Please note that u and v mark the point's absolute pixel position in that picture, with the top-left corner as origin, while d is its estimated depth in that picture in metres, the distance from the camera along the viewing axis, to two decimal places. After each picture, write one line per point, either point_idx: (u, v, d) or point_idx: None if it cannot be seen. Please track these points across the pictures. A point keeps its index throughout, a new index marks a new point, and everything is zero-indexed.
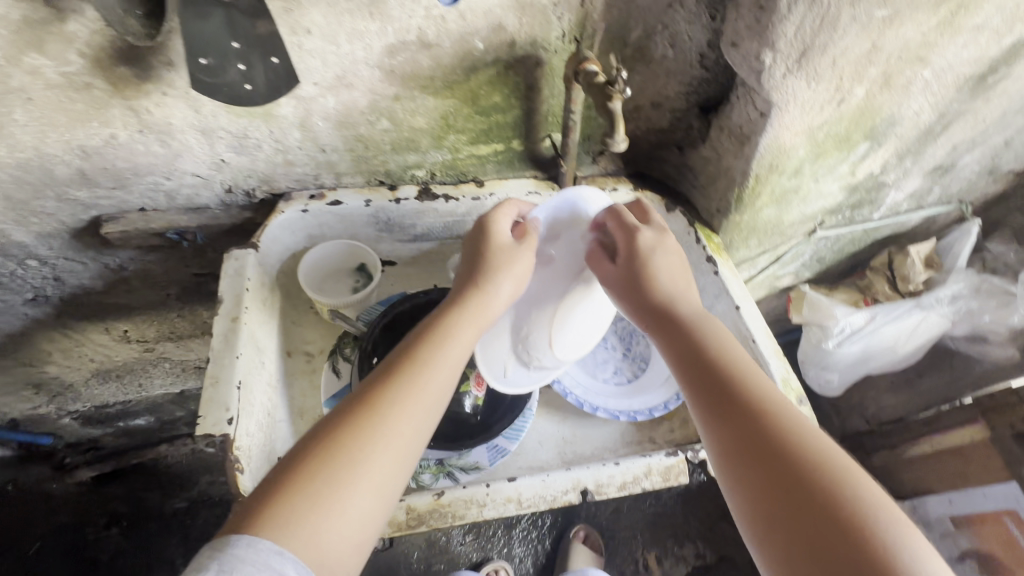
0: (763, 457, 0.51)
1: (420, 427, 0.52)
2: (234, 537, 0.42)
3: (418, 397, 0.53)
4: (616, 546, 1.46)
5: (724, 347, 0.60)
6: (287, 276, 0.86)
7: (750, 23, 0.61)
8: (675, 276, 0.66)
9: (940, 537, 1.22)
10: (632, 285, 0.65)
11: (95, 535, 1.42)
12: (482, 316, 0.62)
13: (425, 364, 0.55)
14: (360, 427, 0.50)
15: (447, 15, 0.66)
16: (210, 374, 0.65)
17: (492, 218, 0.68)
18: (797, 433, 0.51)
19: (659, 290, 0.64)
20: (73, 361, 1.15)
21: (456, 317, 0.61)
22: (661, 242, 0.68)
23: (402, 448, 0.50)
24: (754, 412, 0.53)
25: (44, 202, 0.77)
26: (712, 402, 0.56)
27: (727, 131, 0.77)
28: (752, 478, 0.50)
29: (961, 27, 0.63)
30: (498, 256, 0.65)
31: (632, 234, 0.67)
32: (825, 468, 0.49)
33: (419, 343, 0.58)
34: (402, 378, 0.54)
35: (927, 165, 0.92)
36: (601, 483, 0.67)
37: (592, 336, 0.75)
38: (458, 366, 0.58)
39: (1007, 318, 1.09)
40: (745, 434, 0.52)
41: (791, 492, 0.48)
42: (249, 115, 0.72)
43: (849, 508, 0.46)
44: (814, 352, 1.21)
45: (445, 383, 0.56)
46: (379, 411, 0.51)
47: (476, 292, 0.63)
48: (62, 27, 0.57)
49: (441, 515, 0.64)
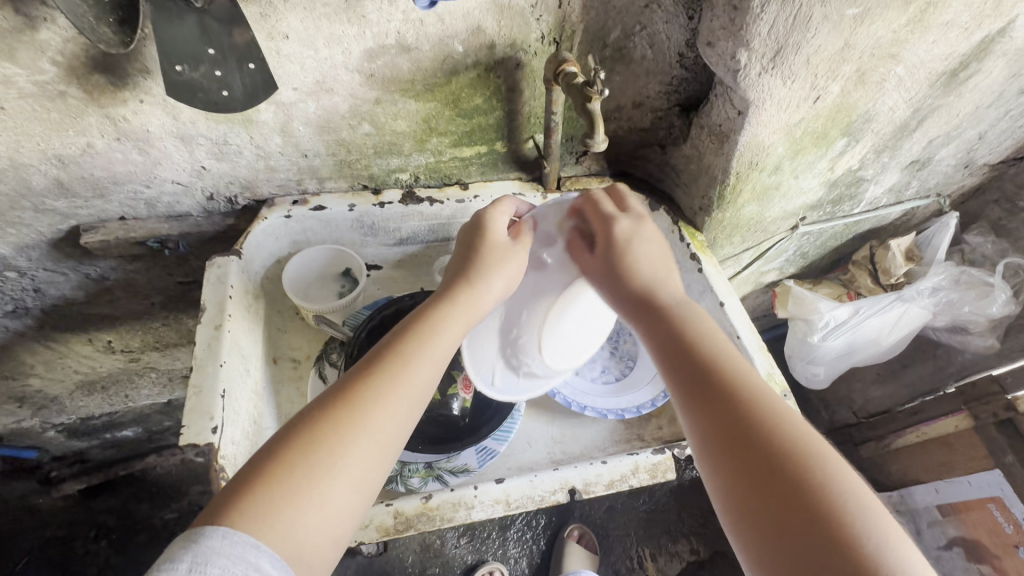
0: (740, 441, 0.49)
1: (403, 421, 0.52)
2: (204, 528, 0.41)
3: (403, 389, 0.53)
4: (610, 544, 1.47)
5: (704, 332, 0.59)
6: (271, 282, 0.86)
7: (725, 23, 0.62)
8: (654, 264, 0.65)
9: (927, 526, 1.24)
10: (609, 274, 0.64)
11: (84, 548, 1.40)
12: (471, 312, 0.62)
13: (411, 357, 0.55)
14: (340, 421, 0.49)
15: (425, 18, 0.66)
16: (193, 383, 0.64)
17: (489, 215, 0.68)
18: (775, 415, 0.50)
19: (636, 279, 0.63)
20: (56, 373, 1.13)
21: (445, 310, 0.60)
22: (638, 232, 0.67)
23: (383, 443, 0.50)
24: (731, 395, 0.52)
25: (22, 212, 0.76)
26: (689, 389, 0.54)
27: (706, 130, 0.78)
28: (728, 465, 0.49)
29: (931, 24, 0.64)
30: (490, 254, 0.65)
31: (607, 226, 0.66)
32: (805, 447, 0.47)
33: (406, 336, 0.57)
34: (387, 374, 0.53)
35: (904, 160, 0.93)
36: (589, 482, 0.67)
37: (583, 346, 0.72)
38: (442, 363, 0.57)
39: (987, 308, 1.11)
40: (720, 420, 0.51)
41: (766, 475, 0.46)
42: (229, 121, 0.72)
43: (824, 489, 0.44)
44: (801, 346, 1.23)
45: (429, 377, 0.56)
46: (362, 407, 0.50)
47: (467, 287, 0.62)
48: (33, 35, 0.56)
49: (429, 519, 0.64)
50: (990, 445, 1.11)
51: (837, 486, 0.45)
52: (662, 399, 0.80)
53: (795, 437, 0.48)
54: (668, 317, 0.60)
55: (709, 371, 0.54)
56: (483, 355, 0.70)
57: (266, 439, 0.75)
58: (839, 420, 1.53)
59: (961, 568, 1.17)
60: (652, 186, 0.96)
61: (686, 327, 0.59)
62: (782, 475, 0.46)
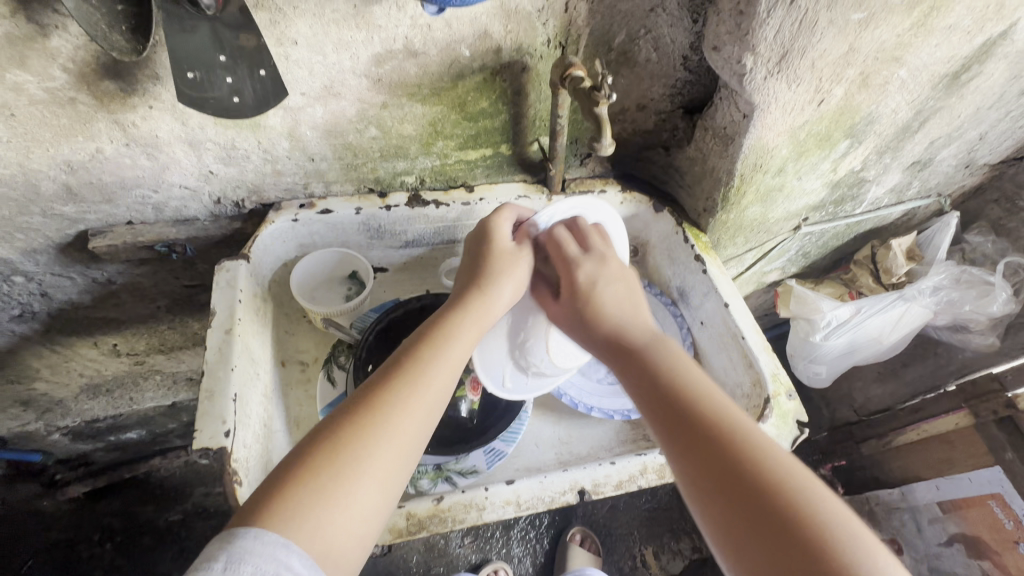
0: (727, 480, 0.47)
1: (424, 421, 0.53)
2: (239, 529, 0.41)
3: (422, 391, 0.54)
4: (613, 543, 1.48)
5: (681, 367, 0.58)
6: (279, 285, 0.86)
7: (731, 28, 0.62)
8: (622, 304, 0.66)
9: (928, 523, 1.25)
10: (578, 316, 0.67)
11: (89, 551, 1.40)
12: (484, 316, 0.63)
13: (428, 360, 0.56)
14: (362, 423, 0.50)
15: (433, 24, 0.67)
16: (205, 388, 0.65)
17: (495, 223, 0.71)
18: (759, 450, 0.49)
19: (604, 320, 0.65)
20: (61, 376, 1.14)
21: (457, 316, 0.62)
22: (600, 274, 0.68)
23: (405, 443, 0.51)
24: (713, 431, 0.51)
25: (31, 218, 0.76)
26: (669, 431, 0.53)
27: (711, 132, 0.79)
28: (717, 507, 0.47)
29: (934, 28, 0.65)
30: (499, 261, 0.68)
31: (570, 271, 0.69)
32: (791, 479, 0.46)
33: (421, 341, 0.58)
34: (408, 376, 0.54)
35: (906, 160, 0.94)
36: (598, 483, 0.68)
37: (585, 348, 0.78)
38: (460, 364, 0.58)
39: (988, 307, 1.11)
40: (704, 462, 0.49)
41: (754, 515, 0.45)
42: (237, 127, 0.72)
43: (812, 522, 0.43)
44: (802, 345, 1.24)
45: (448, 379, 0.56)
46: (383, 409, 0.51)
47: (478, 292, 0.64)
48: (45, 43, 0.56)
49: (441, 520, 0.65)
50: (990, 443, 1.12)
51: (827, 517, 0.44)
52: None
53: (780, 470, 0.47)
54: (647, 355, 0.60)
55: (688, 409, 0.53)
56: (492, 357, 0.73)
57: (276, 442, 0.75)
58: (839, 418, 1.54)
59: (961, 564, 1.17)
60: (655, 187, 0.97)
61: (661, 366, 0.58)
62: (771, 513, 0.44)
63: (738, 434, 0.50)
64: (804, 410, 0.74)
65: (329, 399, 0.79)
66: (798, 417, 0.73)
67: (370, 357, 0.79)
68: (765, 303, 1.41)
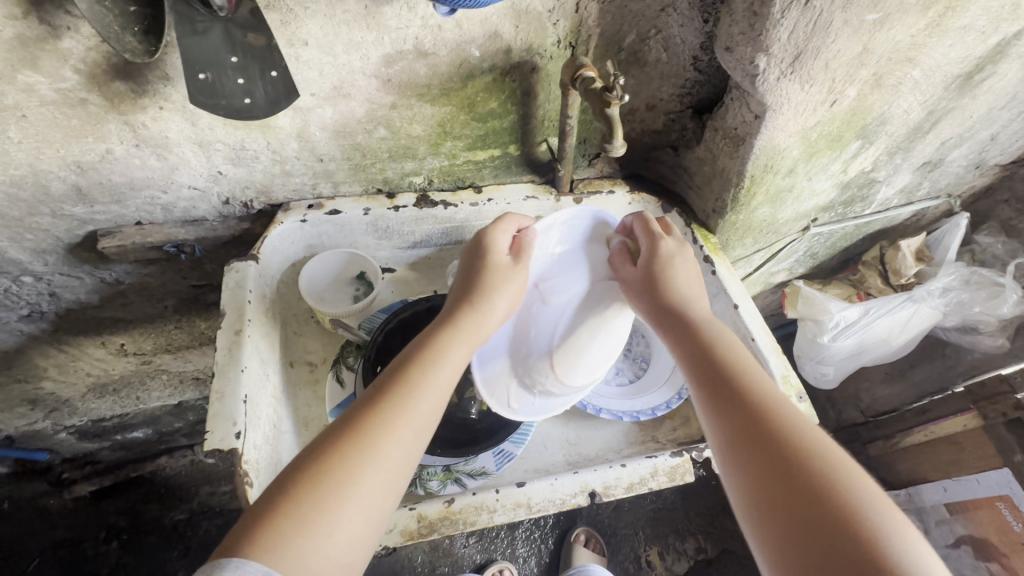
0: (764, 444, 0.50)
1: (412, 446, 0.52)
2: (226, 557, 0.42)
3: (411, 414, 0.53)
4: (618, 543, 1.48)
5: (732, 344, 0.60)
6: (287, 286, 0.86)
7: (744, 29, 0.62)
8: (692, 284, 0.67)
9: (936, 524, 1.24)
10: (645, 285, 0.67)
11: (95, 550, 1.42)
12: (474, 336, 0.62)
13: (417, 382, 0.55)
14: (348, 449, 0.49)
15: (444, 24, 0.67)
16: (215, 389, 0.65)
17: (489, 236, 0.69)
18: (797, 424, 0.51)
19: (673, 291, 0.65)
20: (69, 375, 1.14)
21: (448, 335, 0.61)
22: (682, 253, 0.69)
23: (392, 468, 0.50)
24: (754, 403, 0.53)
25: (40, 218, 0.76)
26: (716, 393, 0.56)
27: (722, 133, 0.78)
28: (751, 467, 0.50)
29: (949, 29, 0.64)
30: (491, 277, 0.66)
31: (655, 240, 0.69)
32: (825, 452, 0.48)
33: (412, 360, 0.58)
34: (395, 399, 0.53)
35: (916, 161, 0.93)
36: (609, 485, 0.68)
37: (601, 363, 0.73)
38: (449, 385, 0.58)
39: (997, 308, 1.11)
40: (744, 423, 0.52)
41: (786, 478, 0.47)
42: (247, 127, 0.72)
43: (843, 491, 0.45)
44: (810, 345, 1.23)
45: (436, 402, 0.56)
46: (370, 433, 0.51)
47: (469, 311, 0.63)
48: (57, 44, 0.56)
49: (452, 522, 0.65)
50: (999, 445, 1.11)
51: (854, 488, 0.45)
52: (676, 401, 0.80)
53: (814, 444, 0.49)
54: (697, 330, 0.62)
55: (732, 380, 0.56)
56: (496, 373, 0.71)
57: (285, 443, 0.75)
58: (845, 419, 1.54)
59: (970, 566, 1.16)
60: (664, 188, 0.96)
61: (714, 338, 0.61)
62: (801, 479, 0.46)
63: (778, 407, 0.53)
64: (813, 413, 0.75)
65: (338, 400, 0.79)
66: (809, 419, 0.75)
67: (379, 358, 0.79)
68: (772, 303, 1.40)
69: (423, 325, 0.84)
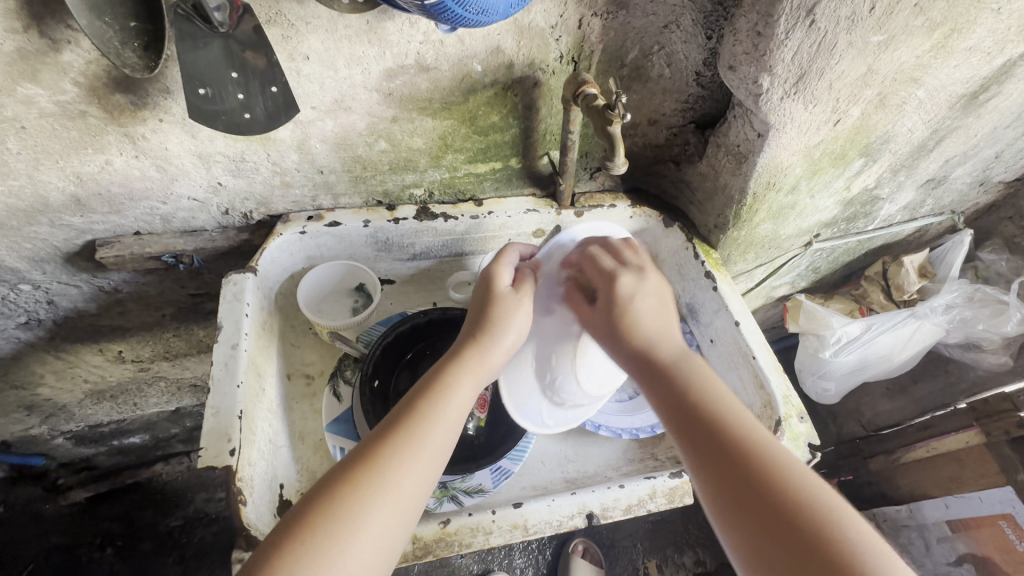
0: (752, 500, 0.47)
1: (423, 482, 0.51)
2: None
3: (420, 450, 0.52)
4: (615, 556, 1.46)
5: (710, 381, 0.57)
6: (285, 297, 0.85)
7: (747, 49, 0.61)
8: (659, 320, 0.62)
9: (937, 542, 1.22)
10: (611, 333, 0.62)
11: (89, 556, 1.41)
12: (481, 367, 0.60)
13: (427, 416, 0.54)
14: (356, 489, 0.48)
15: (445, 39, 0.66)
16: (211, 405, 0.64)
17: (495, 271, 0.68)
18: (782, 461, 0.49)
19: (638, 336, 0.61)
20: (67, 382, 1.13)
21: (458, 365, 0.59)
22: (640, 287, 0.64)
23: (401, 504, 0.49)
24: (743, 448, 0.50)
25: (39, 227, 0.76)
26: (698, 435, 0.53)
27: (724, 149, 0.78)
28: (739, 518, 0.48)
29: (954, 50, 0.64)
30: (498, 307, 0.64)
31: (609, 281, 0.64)
32: (812, 493, 0.47)
33: (421, 393, 0.57)
34: (407, 429, 0.52)
35: (920, 178, 0.93)
36: (606, 506, 0.67)
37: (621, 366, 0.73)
38: (461, 415, 0.56)
39: (1001, 326, 1.09)
40: (728, 474, 0.49)
41: (775, 531, 0.45)
42: (246, 140, 0.72)
43: (835, 534, 0.44)
44: (812, 360, 1.22)
45: (447, 434, 0.54)
46: (379, 466, 0.50)
47: (475, 342, 0.62)
48: (57, 57, 0.56)
49: (447, 544, 0.64)
50: (1002, 462, 1.11)
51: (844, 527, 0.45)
52: None
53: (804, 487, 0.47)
54: (672, 373, 0.58)
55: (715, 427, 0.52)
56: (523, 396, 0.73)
57: (281, 458, 0.74)
58: (846, 433, 1.53)
59: None
60: (665, 202, 0.96)
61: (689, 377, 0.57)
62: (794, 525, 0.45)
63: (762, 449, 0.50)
64: (815, 433, 0.74)
65: (335, 415, 0.79)
66: (810, 441, 0.73)
67: (375, 373, 0.78)
68: (772, 317, 1.40)
69: (422, 338, 0.84)
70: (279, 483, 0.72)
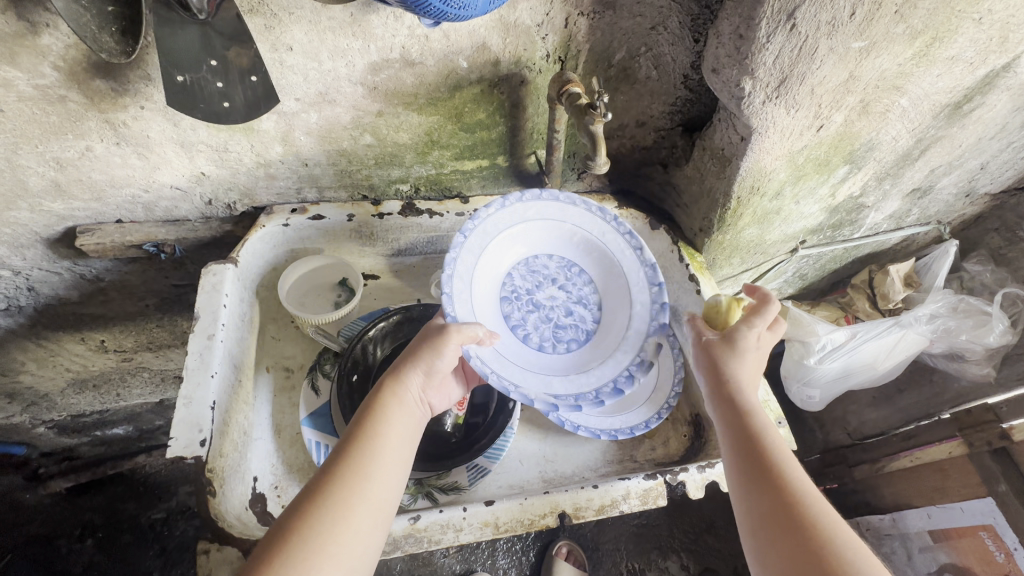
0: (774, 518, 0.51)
1: (377, 505, 0.52)
2: None
3: (371, 474, 0.53)
4: (599, 558, 1.45)
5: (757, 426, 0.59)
6: (267, 290, 0.84)
7: (730, 52, 0.62)
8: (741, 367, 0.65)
9: (919, 551, 1.21)
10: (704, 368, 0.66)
11: (68, 547, 1.35)
12: (406, 391, 0.60)
13: (371, 447, 0.55)
14: (309, 523, 0.48)
15: (430, 35, 0.66)
16: (183, 394, 0.65)
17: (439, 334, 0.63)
18: (812, 506, 0.51)
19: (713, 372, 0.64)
20: (48, 370, 1.11)
21: (384, 399, 0.59)
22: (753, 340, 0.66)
23: (356, 530, 0.50)
24: (769, 479, 0.54)
25: (19, 213, 0.75)
26: (744, 480, 0.56)
27: (709, 152, 0.78)
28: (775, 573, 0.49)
29: (936, 59, 0.64)
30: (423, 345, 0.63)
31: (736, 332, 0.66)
32: (810, 512, 0.51)
33: (358, 429, 0.57)
34: (353, 463, 0.53)
35: (905, 187, 0.93)
36: (579, 506, 0.67)
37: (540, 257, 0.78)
38: (409, 435, 0.59)
39: (984, 337, 1.10)
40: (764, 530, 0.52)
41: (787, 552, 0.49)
42: (230, 130, 0.72)
43: (822, 545, 0.48)
44: (797, 367, 1.22)
45: (395, 459, 0.56)
46: (326, 501, 0.50)
47: (396, 374, 0.61)
48: (35, 40, 0.56)
49: (416, 540, 0.63)
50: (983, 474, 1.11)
51: (842, 553, 0.47)
52: (656, 421, 0.76)
53: (832, 544, 0.48)
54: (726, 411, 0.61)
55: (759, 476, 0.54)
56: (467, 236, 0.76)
57: (255, 450, 0.73)
58: (833, 440, 1.51)
59: None
60: (652, 205, 0.97)
61: (741, 422, 0.60)
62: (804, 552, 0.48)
63: (798, 509, 0.51)
64: (792, 439, 0.74)
65: (313, 408, 0.76)
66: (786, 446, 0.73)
67: (354, 368, 0.78)
68: None
69: (401, 334, 0.83)
70: (252, 476, 0.71)
